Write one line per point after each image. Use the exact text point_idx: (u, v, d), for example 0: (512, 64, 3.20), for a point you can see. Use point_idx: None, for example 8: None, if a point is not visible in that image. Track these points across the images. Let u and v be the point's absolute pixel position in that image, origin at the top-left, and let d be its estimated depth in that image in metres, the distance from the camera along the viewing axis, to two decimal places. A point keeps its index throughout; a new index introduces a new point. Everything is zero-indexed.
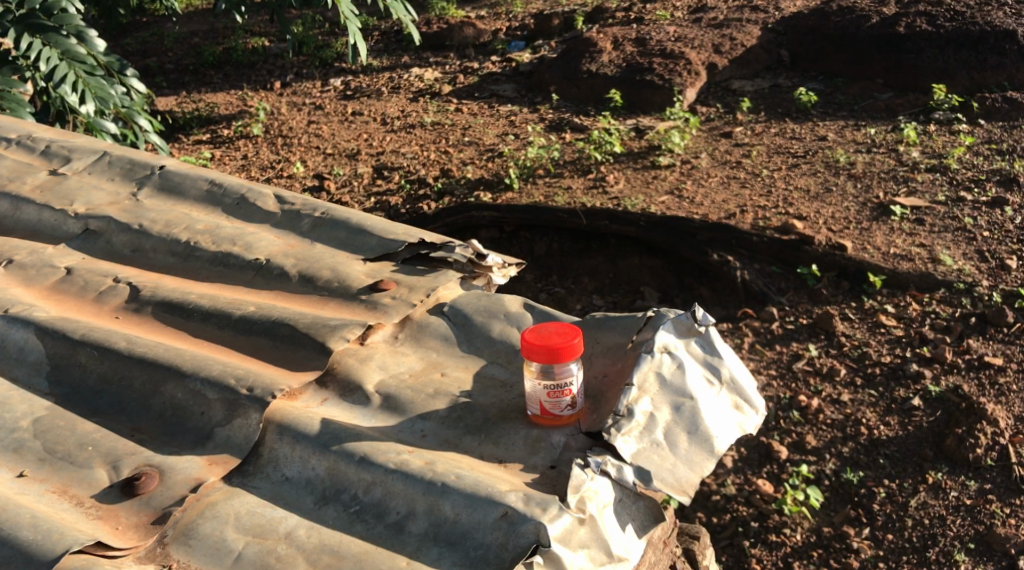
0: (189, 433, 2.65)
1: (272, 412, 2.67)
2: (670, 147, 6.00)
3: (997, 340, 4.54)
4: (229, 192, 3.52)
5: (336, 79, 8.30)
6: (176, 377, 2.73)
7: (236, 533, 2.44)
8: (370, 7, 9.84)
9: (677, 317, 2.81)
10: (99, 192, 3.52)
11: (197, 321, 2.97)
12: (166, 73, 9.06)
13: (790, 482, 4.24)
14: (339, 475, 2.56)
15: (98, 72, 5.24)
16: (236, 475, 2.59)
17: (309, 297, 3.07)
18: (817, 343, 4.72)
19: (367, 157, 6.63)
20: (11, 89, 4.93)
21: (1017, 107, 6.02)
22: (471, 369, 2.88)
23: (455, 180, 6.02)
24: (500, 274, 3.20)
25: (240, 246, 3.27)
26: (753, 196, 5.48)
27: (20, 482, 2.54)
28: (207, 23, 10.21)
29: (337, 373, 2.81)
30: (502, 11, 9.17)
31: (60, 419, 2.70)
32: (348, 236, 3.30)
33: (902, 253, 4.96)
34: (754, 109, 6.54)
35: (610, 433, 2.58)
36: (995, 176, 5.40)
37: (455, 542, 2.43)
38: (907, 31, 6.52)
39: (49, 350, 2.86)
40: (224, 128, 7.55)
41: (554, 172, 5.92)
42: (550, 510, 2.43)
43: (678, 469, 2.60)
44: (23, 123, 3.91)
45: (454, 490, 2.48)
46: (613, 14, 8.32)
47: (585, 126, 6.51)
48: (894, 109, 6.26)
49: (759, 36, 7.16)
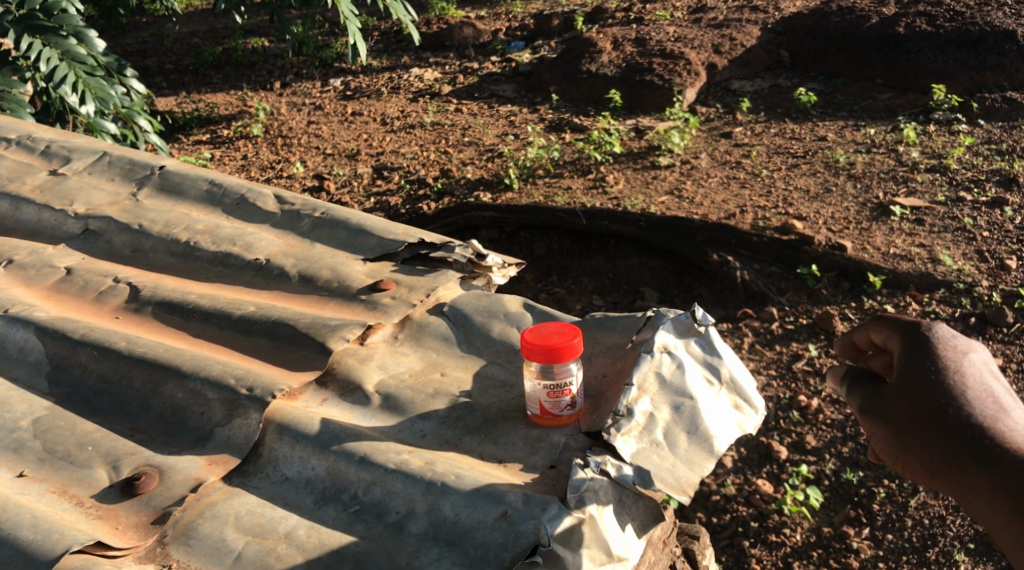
0: (189, 433, 2.65)
1: (272, 413, 2.67)
2: (670, 147, 6.01)
3: (997, 341, 4.55)
4: (229, 192, 3.52)
5: (336, 79, 8.31)
6: (176, 377, 2.73)
7: (237, 533, 2.44)
8: (370, 7, 9.85)
9: (676, 317, 2.81)
10: (99, 193, 3.52)
11: (197, 320, 2.97)
12: (166, 73, 9.07)
13: (790, 482, 4.25)
14: (339, 474, 2.56)
15: (98, 72, 5.23)
16: (236, 475, 2.59)
17: (309, 297, 3.07)
18: (817, 343, 4.72)
19: (367, 157, 6.64)
20: (11, 89, 4.93)
21: (1016, 107, 6.02)
22: (471, 369, 2.88)
23: (455, 180, 6.02)
24: (500, 274, 3.20)
25: (239, 247, 3.27)
26: (753, 196, 5.49)
27: (20, 482, 2.54)
28: (207, 23, 10.23)
29: (337, 373, 2.81)
30: (503, 12, 9.18)
31: (60, 419, 2.70)
32: (348, 237, 3.30)
33: (902, 253, 4.97)
34: (753, 109, 6.55)
35: (610, 433, 2.58)
36: (996, 176, 5.40)
37: (455, 542, 2.42)
38: (907, 31, 6.52)
39: (49, 350, 2.86)
40: (223, 128, 7.56)
41: (554, 172, 5.92)
42: (549, 510, 2.43)
43: (678, 468, 2.60)
44: (23, 123, 3.91)
45: (454, 490, 2.48)
46: (613, 14, 8.34)
47: (585, 126, 6.51)
48: (894, 109, 6.26)
49: (759, 36, 7.17)
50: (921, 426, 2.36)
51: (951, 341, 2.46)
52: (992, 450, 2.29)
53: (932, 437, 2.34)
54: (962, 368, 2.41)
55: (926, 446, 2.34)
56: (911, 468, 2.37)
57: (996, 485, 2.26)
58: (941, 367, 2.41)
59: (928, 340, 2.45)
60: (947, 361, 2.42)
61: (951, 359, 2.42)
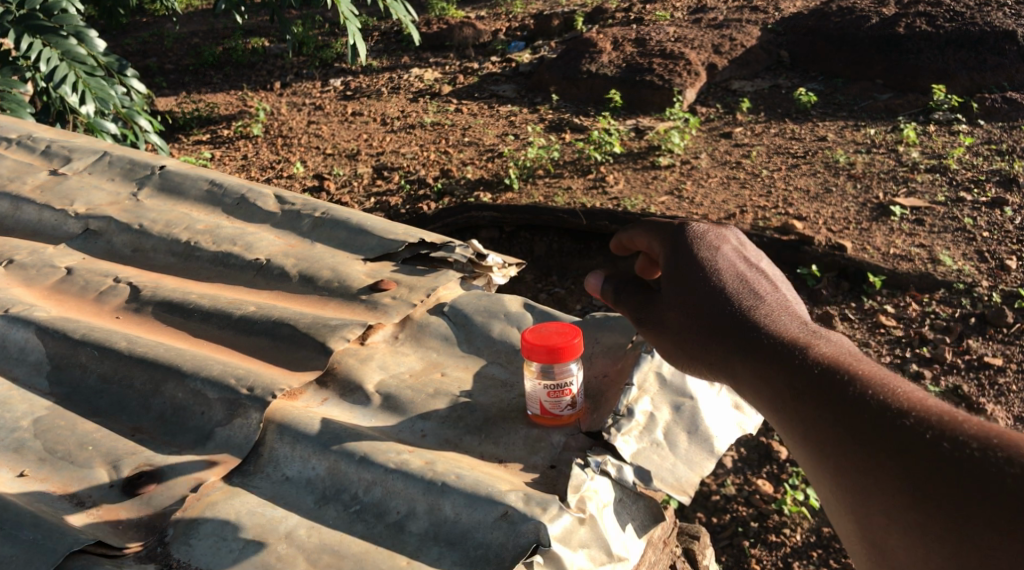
0: (190, 433, 2.66)
1: (272, 413, 2.67)
2: (670, 147, 6.01)
3: (997, 340, 4.55)
4: (230, 192, 3.52)
5: (336, 79, 8.31)
6: (176, 377, 2.73)
7: (237, 533, 2.43)
8: (370, 7, 9.86)
9: None
10: (99, 193, 3.52)
11: (197, 320, 2.97)
12: (166, 73, 9.07)
13: (790, 482, 4.25)
14: (339, 474, 2.56)
15: (98, 72, 5.24)
16: (237, 475, 2.59)
17: (309, 297, 3.07)
18: None
19: (367, 157, 6.64)
20: (12, 89, 4.93)
21: (1017, 107, 6.02)
22: (471, 369, 2.88)
23: (455, 180, 6.03)
24: (500, 275, 3.20)
25: (240, 246, 3.27)
26: (753, 196, 5.49)
27: (20, 481, 2.53)
28: (207, 23, 10.24)
29: (337, 373, 2.81)
30: (503, 12, 9.18)
31: (61, 419, 2.70)
32: (348, 237, 3.30)
33: (902, 253, 4.97)
34: (753, 109, 6.55)
35: (610, 433, 2.60)
36: (996, 176, 5.40)
37: (455, 542, 2.42)
38: (907, 31, 6.53)
39: (49, 350, 2.86)
40: (224, 128, 7.56)
41: (554, 172, 5.93)
42: (550, 510, 2.43)
43: (678, 468, 2.60)
44: (23, 123, 3.92)
45: (454, 490, 2.48)
46: (613, 14, 8.34)
47: (585, 126, 6.52)
48: (894, 109, 6.26)
49: (759, 36, 7.17)
50: (676, 309, 2.39)
51: (705, 236, 2.46)
52: (745, 320, 2.29)
53: (691, 331, 2.35)
54: (717, 254, 2.43)
55: (683, 329, 2.36)
56: (674, 358, 2.40)
57: (755, 372, 2.22)
58: (696, 263, 2.41)
59: (680, 237, 2.47)
60: (702, 256, 2.42)
61: (704, 245, 2.44)
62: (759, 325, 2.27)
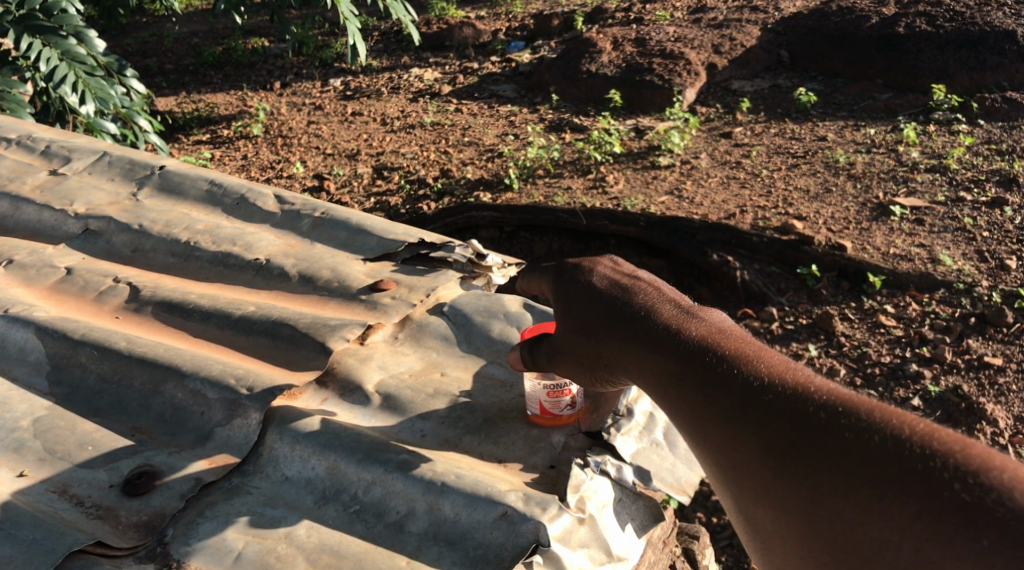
0: (190, 433, 2.65)
1: (272, 412, 2.66)
2: (670, 147, 6.00)
3: (997, 341, 4.55)
4: (229, 192, 3.52)
5: (336, 79, 8.31)
6: (176, 377, 2.73)
7: (237, 533, 2.43)
8: (370, 7, 9.86)
9: None
10: (99, 193, 3.52)
11: (197, 320, 2.97)
12: (166, 73, 9.07)
13: None
14: (339, 474, 2.56)
15: (98, 72, 5.23)
16: (236, 475, 2.58)
17: (309, 297, 3.07)
18: (817, 343, 4.71)
19: (367, 157, 6.64)
20: (11, 89, 4.93)
21: (1016, 107, 6.02)
22: (471, 369, 2.88)
23: (455, 180, 6.03)
24: (501, 274, 3.20)
25: (239, 246, 3.27)
26: (753, 196, 5.49)
27: (20, 481, 2.53)
28: (207, 23, 10.23)
29: (337, 373, 2.81)
30: (503, 12, 9.17)
31: (60, 419, 2.70)
32: (348, 237, 3.30)
33: (902, 253, 4.97)
34: (753, 109, 6.55)
35: (610, 433, 2.64)
36: (995, 176, 5.40)
37: (455, 542, 2.42)
38: (907, 31, 6.53)
39: (49, 350, 2.86)
40: (223, 128, 7.56)
41: (554, 172, 5.93)
42: (550, 510, 2.43)
43: (678, 469, 2.64)
44: (23, 123, 3.92)
45: (454, 490, 2.48)
46: (613, 14, 8.34)
47: (585, 126, 6.51)
48: (893, 109, 6.26)
49: (759, 36, 7.17)
50: (566, 326, 2.51)
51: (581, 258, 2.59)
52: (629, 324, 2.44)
53: (585, 346, 2.48)
54: (593, 267, 2.56)
55: (575, 345, 2.49)
56: (570, 375, 2.52)
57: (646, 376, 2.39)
58: (579, 284, 2.53)
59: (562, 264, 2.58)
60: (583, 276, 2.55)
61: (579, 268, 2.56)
62: (642, 325, 2.43)
